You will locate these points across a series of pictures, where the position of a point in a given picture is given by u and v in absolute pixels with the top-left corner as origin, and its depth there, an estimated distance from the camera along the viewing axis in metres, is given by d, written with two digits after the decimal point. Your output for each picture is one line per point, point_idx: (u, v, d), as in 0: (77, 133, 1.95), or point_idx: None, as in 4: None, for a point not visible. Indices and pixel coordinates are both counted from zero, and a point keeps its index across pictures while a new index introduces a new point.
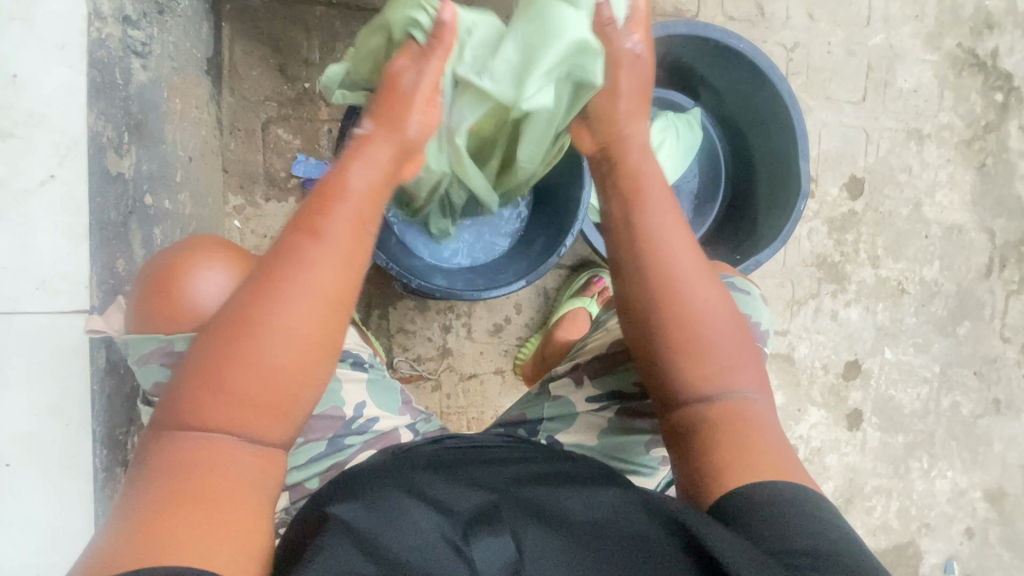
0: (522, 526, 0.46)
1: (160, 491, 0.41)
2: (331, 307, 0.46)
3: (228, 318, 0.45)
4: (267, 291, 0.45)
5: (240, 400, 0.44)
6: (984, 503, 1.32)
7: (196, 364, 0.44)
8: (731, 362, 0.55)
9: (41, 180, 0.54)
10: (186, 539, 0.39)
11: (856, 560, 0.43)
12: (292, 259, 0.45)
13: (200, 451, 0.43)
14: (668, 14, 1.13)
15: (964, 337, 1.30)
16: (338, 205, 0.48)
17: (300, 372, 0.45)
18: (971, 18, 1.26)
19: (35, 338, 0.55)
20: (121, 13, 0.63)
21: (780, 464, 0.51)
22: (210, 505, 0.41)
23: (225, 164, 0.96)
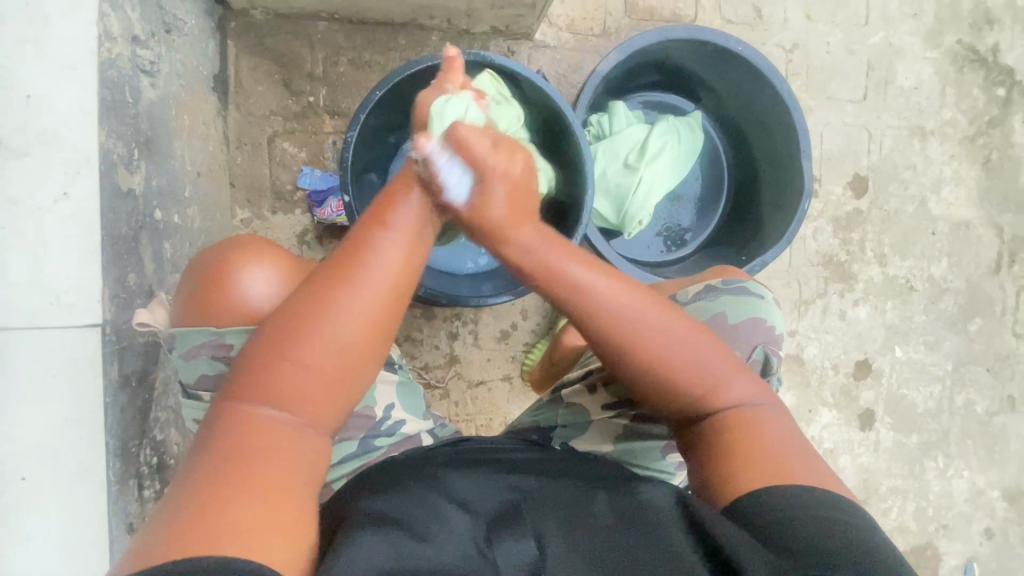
0: (544, 521, 0.46)
1: (214, 477, 0.43)
2: (385, 304, 0.50)
3: (286, 318, 0.49)
4: (324, 297, 0.49)
5: (294, 396, 0.47)
6: (1003, 502, 1.30)
7: (255, 359, 0.48)
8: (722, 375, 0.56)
9: (54, 198, 0.55)
10: (238, 520, 0.41)
11: (878, 554, 0.43)
12: (353, 262, 0.51)
13: (253, 439, 0.46)
14: (666, 19, 1.14)
15: (976, 334, 1.29)
16: (398, 225, 0.54)
17: (349, 374, 0.49)
18: (970, 15, 1.26)
19: (50, 352, 0.55)
20: (130, 32, 0.65)
21: (793, 466, 0.51)
22: (257, 489, 0.43)
23: (232, 178, 0.97)
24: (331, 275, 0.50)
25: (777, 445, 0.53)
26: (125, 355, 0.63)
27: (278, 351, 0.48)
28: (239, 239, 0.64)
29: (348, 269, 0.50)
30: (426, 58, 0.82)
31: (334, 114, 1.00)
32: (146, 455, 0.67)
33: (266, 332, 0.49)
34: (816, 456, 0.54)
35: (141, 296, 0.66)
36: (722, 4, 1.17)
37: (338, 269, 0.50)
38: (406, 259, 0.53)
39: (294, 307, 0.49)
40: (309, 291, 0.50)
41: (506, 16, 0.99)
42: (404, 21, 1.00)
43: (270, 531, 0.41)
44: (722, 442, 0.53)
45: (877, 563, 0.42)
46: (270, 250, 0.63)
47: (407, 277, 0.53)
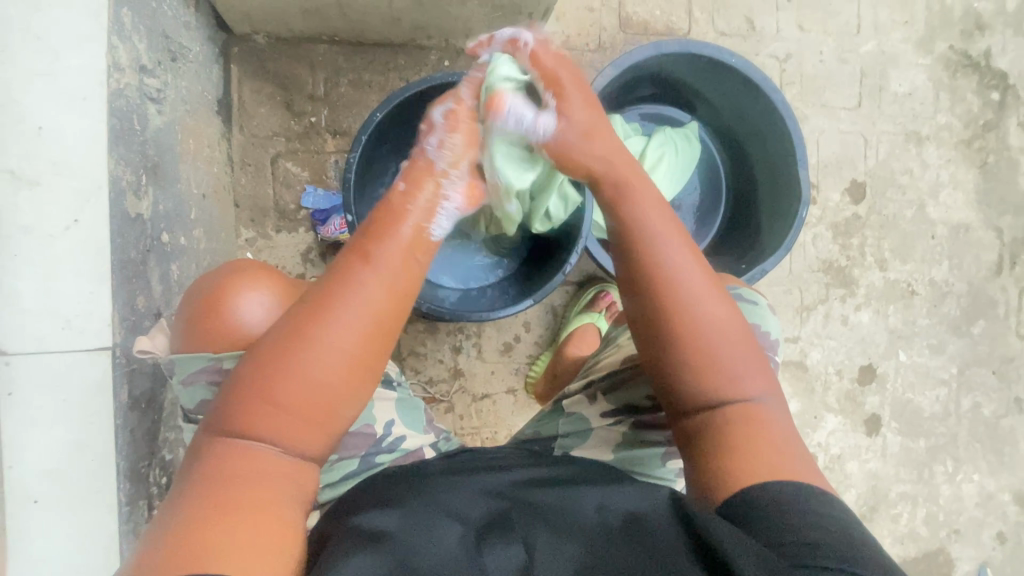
0: (534, 529, 0.47)
1: (201, 497, 0.45)
2: (372, 328, 0.51)
3: (269, 351, 0.50)
4: (306, 331, 0.49)
5: (278, 425, 0.48)
6: (1014, 506, 1.29)
7: (239, 389, 0.49)
8: (741, 372, 0.56)
9: (64, 225, 0.56)
10: (220, 547, 0.42)
11: (862, 546, 0.45)
12: (338, 288, 0.51)
13: (237, 465, 0.47)
14: (660, 33, 1.16)
15: (980, 336, 1.28)
16: (380, 260, 0.53)
17: (331, 403, 0.49)
18: (961, 21, 1.28)
19: (63, 376, 0.56)
20: (138, 62, 0.67)
21: (776, 462, 0.52)
22: (240, 516, 0.44)
23: (236, 199, 0.99)
24: (315, 305, 0.51)
25: (767, 442, 0.53)
26: (134, 377, 0.64)
27: (263, 377, 0.49)
28: (238, 265, 0.64)
29: (334, 295, 0.51)
30: (432, 78, 0.84)
31: (335, 134, 1.02)
32: (155, 476, 0.68)
33: (251, 362, 0.50)
34: (803, 449, 0.55)
35: (149, 318, 0.67)
36: (714, 17, 1.19)
37: (326, 295, 0.51)
38: (388, 291, 0.52)
39: (283, 333, 0.50)
40: (291, 325, 0.50)
41: None
42: (403, 42, 1.02)
43: (257, 554, 0.43)
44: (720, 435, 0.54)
45: (864, 554, 0.43)
46: (265, 274, 0.64)
47: (391, 309, 0.52)
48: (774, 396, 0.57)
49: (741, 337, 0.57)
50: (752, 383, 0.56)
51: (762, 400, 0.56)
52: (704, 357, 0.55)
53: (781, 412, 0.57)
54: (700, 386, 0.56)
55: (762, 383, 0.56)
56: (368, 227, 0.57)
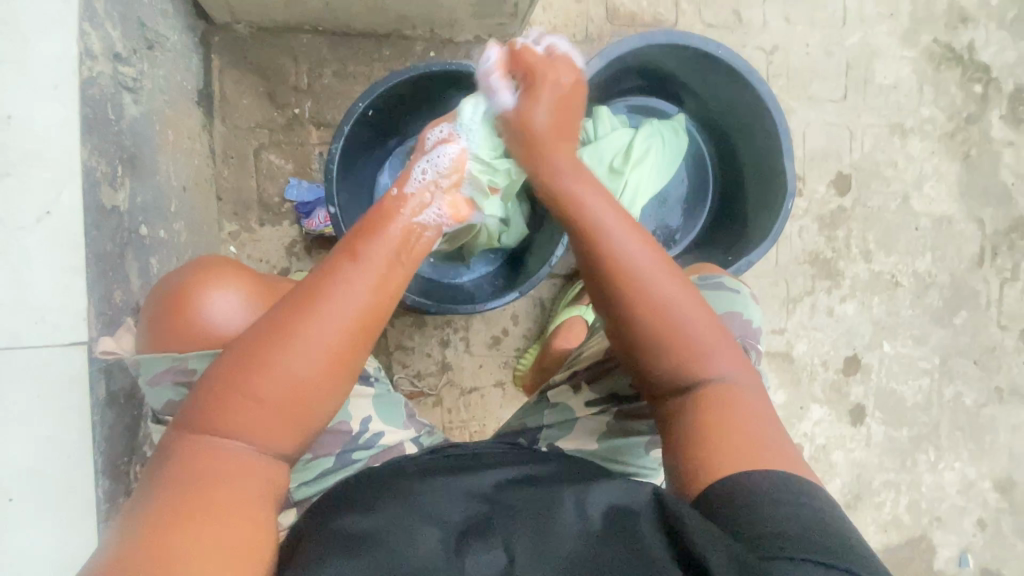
0: (515, 534, 0.47)
1: (170, 495, 0.44)
2: (356, 328, 0.50)
3: (247, 348, 0.48)
4: (288, 330, 0.48)
5: (255, 425, 0.47)
6: (994, 492, 1.31)
7: (214, 387, 0.48)
8: (715, 349, 0.57)
9: (37, 217, 0.55)
10: (190, 547, 0.42)
11: (838, 540, 0.44)
12: (323, 288, 0.50)
13: (206, 463, 0.46)
14: (647, 25, 1.15)
15: (962, 327, 1.30)
16: (366, 259, 0.53)
17: (311, 401, 0.49)
18: (945, 14, 1.29)
19: (35, 373, 0.55)
20: (112, 50, 0.65)
21: (744, 443, 0.52)
22: (209, 515, 0.44)
23: (218, 192, 0.98)
24: (299, 303, 0.50)
25: (748, 431, 0.53)
26: (112, 373, 0.63)
27: (242, 373, 0.48)
28: (206, 261, 0.63)
29: (319, 292, 0.50)
30: (410, 69, 0.83)
31: (319, 125, 1.00)
32: (136, 473, 0.66)
33: (228, 359, 0.49)
34: (777, 429, 0.55)
35: (126, 314, 0.65)
36: (702, 8, 1.19)
37: (312, 291, 0.50)
38: (374, 292, 0.52)
39: (265, 330, 0.49)
40: (271, 323, 0.49)
41: (489, 25, 1.00)
42: (388, 32, 1.01)
43: (226, 552, 0.42)
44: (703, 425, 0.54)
45: (840, 549, 0.43)
46: (234, 271, 0.63)
47: (377, 303, 0.52)
48: (748, 376, 0.58)
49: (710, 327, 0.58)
50: (722, 360, 0.57)
51: (743, 385, 0.57)
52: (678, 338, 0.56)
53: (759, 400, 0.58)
54: (682, 368, 0.57)
55: (729, 358, 0.57)
56: (357, 230, 0.57)
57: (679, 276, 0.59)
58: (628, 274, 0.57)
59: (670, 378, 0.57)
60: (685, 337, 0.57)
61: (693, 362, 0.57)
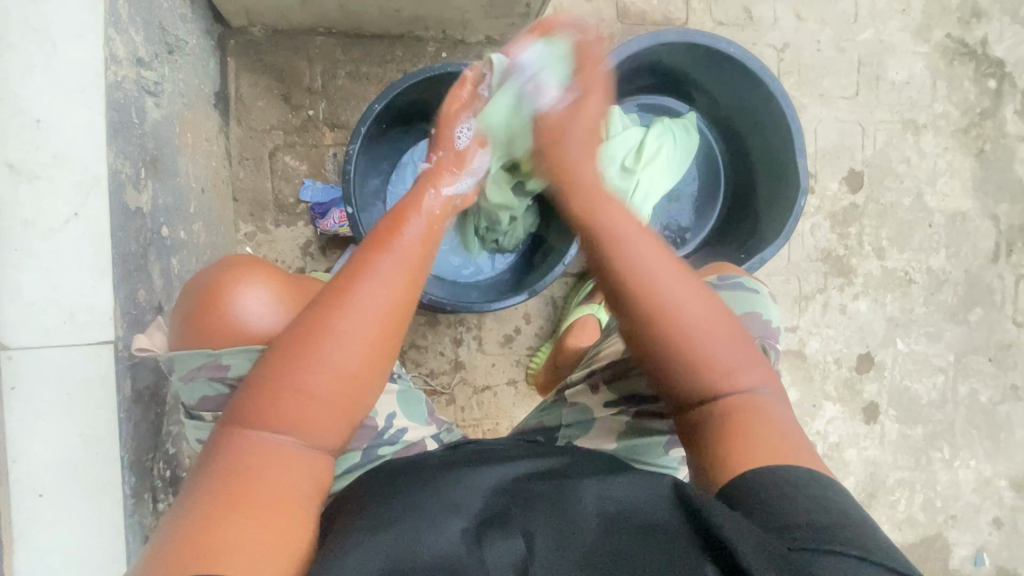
0: (533, 522, 0.47)
1: (219, 487, 0.45)
2: (392, 318, 0.52)
3: (289, 342, 0.50)
4: (327, 322, 0.50)
5: (300, 418, 0.49)
6: (1010, 491, 1.30)
7: (260, 381, 0.49)
8: (732, 365, 0.57)
9: (66, 218, 0.56)
10: (241, 536, 0.43)
11: (862, 528, 0.45)
12: (356, 278, 0.52)
13: (253, 456, 0.47)
14: (657, 23, 1.16)
15: (977, 324, 1.29)
16: (400, 251, 0.55)
17: (351, 392, 0.50)
18: (958, 8, 1.28)
19: (66, 370, 0.57)
20: (135, 55, 0.66)
21: (772, 446, 0.52)
22: (258, 506, 0.45)
23: (235, 193, 0.99)
24: (334, 295, 0.51)
25: (772, 430, 0.54)
26: (138, 371, 0.64)
27: (285, 365, 0.49)
28: (234, 259, 0.64)
29: (355, 282, 0.52)
30: (426, 70, 0.83)
31: (333, 127, 1.01)
32: (161, 469, 0.67)
33: (271, 353, 0.51)
34: (802, 436, 0.55)
35: (151, 312, 0.67)
36: (712, 6, 1.19)
37: (346, 283, 0.52)
38: (406, 283, 0.54)
39: (305, 323, 0.50)
40: (311, 317, 0.51)
41: (501, 25, 1.01)
42: (400, 34, 1.02)
43: (277, 538, 0.44)
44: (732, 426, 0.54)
45: (866, 537, 0.44)
46: (261, 268, 0.63)
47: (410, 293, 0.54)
48: (774, 388, 0.58)
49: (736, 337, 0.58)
50: (749, 373, 0.57)
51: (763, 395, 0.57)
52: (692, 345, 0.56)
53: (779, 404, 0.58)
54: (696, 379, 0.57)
55: (751, 374, 0.57)
56: (385, 222, 0.59)
57: (681, 264, 0.59)
58: (639, 275, 0.57)
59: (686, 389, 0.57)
60: (697, 339, 0.56)
61: (706, 369, 0.56)
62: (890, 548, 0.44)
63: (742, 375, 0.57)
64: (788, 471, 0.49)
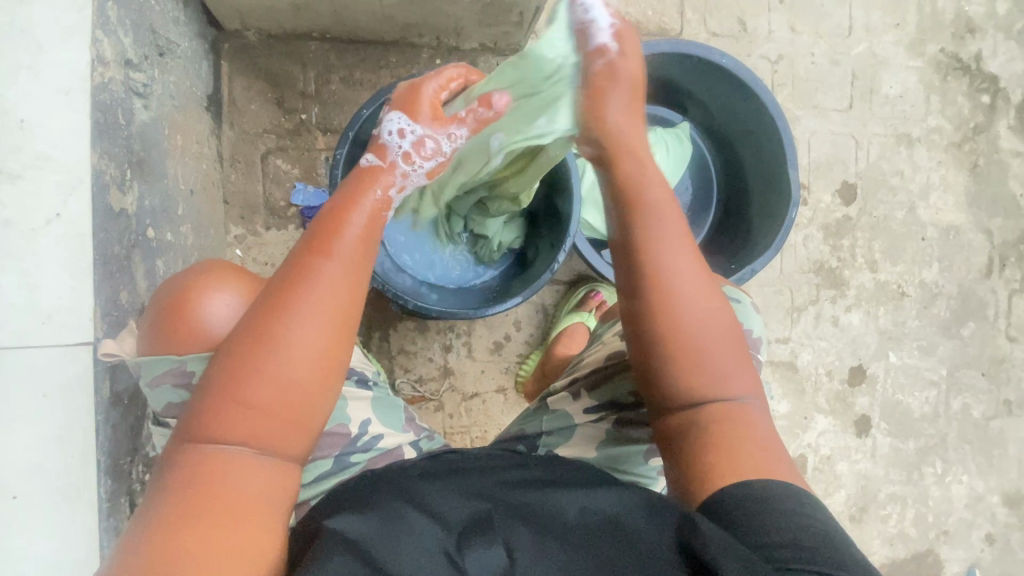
0: (515, 530, 0.47)
1: (174, 504, 0.45)
2: (335, 320, 0.51)
3: (233, 354, 0.49)
4: (268, 330, 0.49)
5: (249, 429, 0.47)
6: (1003, 507, 1.29)
7: (210, 394, 0.48)
8: (723, 372, 0.56)
9: (47, 219, 0.56)
10: (198, 553, 0.42)
11: (837, 544, 0.45)
12: (297, 281, 0.50)
13: (208, 471, 0.46)
14: (652, 34, 1.16)
15: (969, 338, 1.29)
16: (340, 250, 0.52)
17: (303, 400, 0.49)
18: (952, 24, 1.28)
19: (42, 371, 0.56)
20: (123, 56, 0.66)
21: (751, 461, 0.52)
22: (215, 521, 0.44)
23: (225, 196, 0.99)
24: (277, 300, 0.50)
25: (754, 441, 0.54)
26: (117, 373, 0.63)
27: (234, 376, 0.48)
28: (205, 265, 0.64)
29: (295, 285, 0.50)
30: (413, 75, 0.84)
31: (325, 131, 1.01)
32: (138, 472, 0.67)
33: (216, 366, 0.49)
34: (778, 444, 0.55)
35: (132, 313, 0.66)
36: (707, 18, 1.19)
37: (287, 285, 0.50)
38: (350, 286, 0.52)
39: (250, 332, 0.49)
40: (254, 328, 0.49)
41: (494, 33, 1.01)
42: (394, 40, 1.02)
43: (240, 548, 0.44)
44: (715, 433, 0.54)
45: (842, 554, 0.44)
46: (232, 275, 0.63)
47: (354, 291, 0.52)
48: (757, 397, 0.57)
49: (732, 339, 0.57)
50: (734, 381, 0.56)
51: (749, 404, 0.56)
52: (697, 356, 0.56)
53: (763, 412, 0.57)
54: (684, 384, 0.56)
55: (741, 382, 0.56)
56: (321, 217, 0.55)
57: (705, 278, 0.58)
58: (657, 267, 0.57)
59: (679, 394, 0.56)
60: (698, 348, 0.55)
61: (700, 375, 0.55)
62: (863, 561, 0.45)
63: (735, 384, 0.56)
64: (767, 487, 0.49)
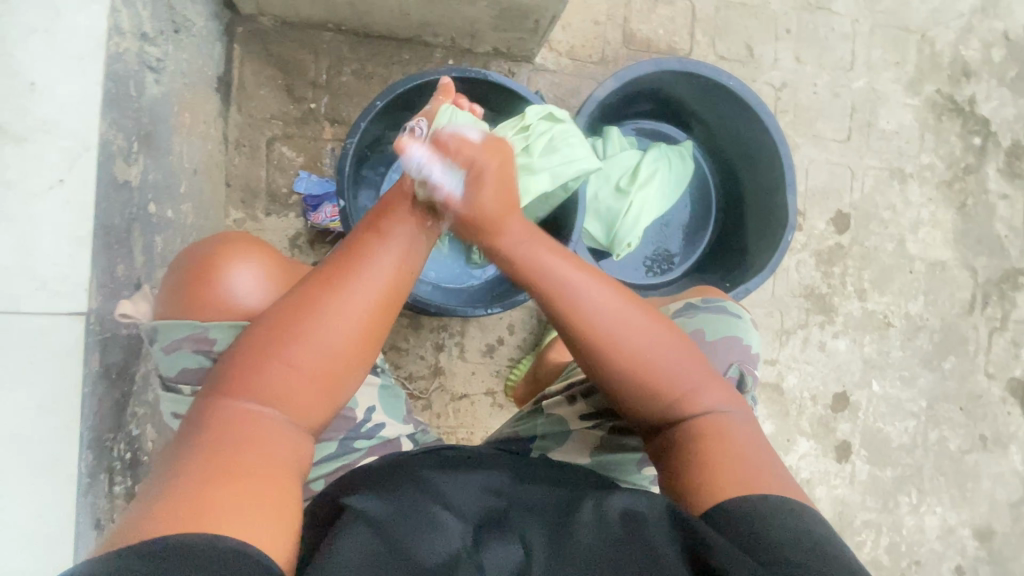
0: (529, 530, 0.48)
1: (202, 455, 0.44)
2: (384, 297, 0.54)
3: (279, 320, 0.50)
4: (319, 297, 0.51)
5: (285, 394, 0.48)
6: (973, 540, 1.32)
7: (251, 352, 0.49)
8: (697, 384, 0.58)
9: (49, 185, 0.55)
10: (227, 502, 0.41)
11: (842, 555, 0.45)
12: (355, 259, 0.54)
13: (241, 429, 0.46)
14: (661, 52, 1.18)
15: (950, 371, 1.32)
16: (394, 237, 0.57)
17: (340, 371, 0.51)
18: (949, 66, 1.33)
19: (31, 338, 0.54)
20: (139, 29, 0.66)
21: (746, 472, 0.52)
22: (246, 474, 0.44)
23: (227, 178, 0.98)
24: (331, 274, 0.53)
25: (758, 457, 0.54)
26: (107, 346, 0.62)
27: (280, 336, 0.49)
28: (227, 235, 0.64)
29: (352, 263, 0.54)
30: (432, 73, 0.84)
31: (334, 122, 1.01)
32: (120, 450, 0.66)
33: (261, 330, 0.50)
34: (778, 461, 0.56)
35: (129, 287, 0.65)
36: (716, 41, 1.22)
37: (343, 263, 0.54)
38: (397, 270, 0.55)
39: (301, 298, 0.51)
40: (305, 292, 0.52)
41: (508, 38, 1.02)
42: (409, 37, 1.03)
43: (268, 508, 0.42)
44: (717, 449, 0.54)
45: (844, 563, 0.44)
46: (258, 247, 0.63)
47: (401, 277, 0.56)
48: (742, 410, 0.59)
49: (694, 357, 0.60)
50: (707, 394, 0.58)
51: (732, 416, 0.58)
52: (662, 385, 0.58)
53: (754, 430, 0.58)
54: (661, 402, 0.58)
55: (717, 394, 0.58)
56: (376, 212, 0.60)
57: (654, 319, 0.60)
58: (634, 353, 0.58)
59: (650, 416, 0.59)
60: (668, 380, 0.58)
61: (663, 397, 0.58)
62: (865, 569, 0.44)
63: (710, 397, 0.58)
64: (779, 501, 0.49)
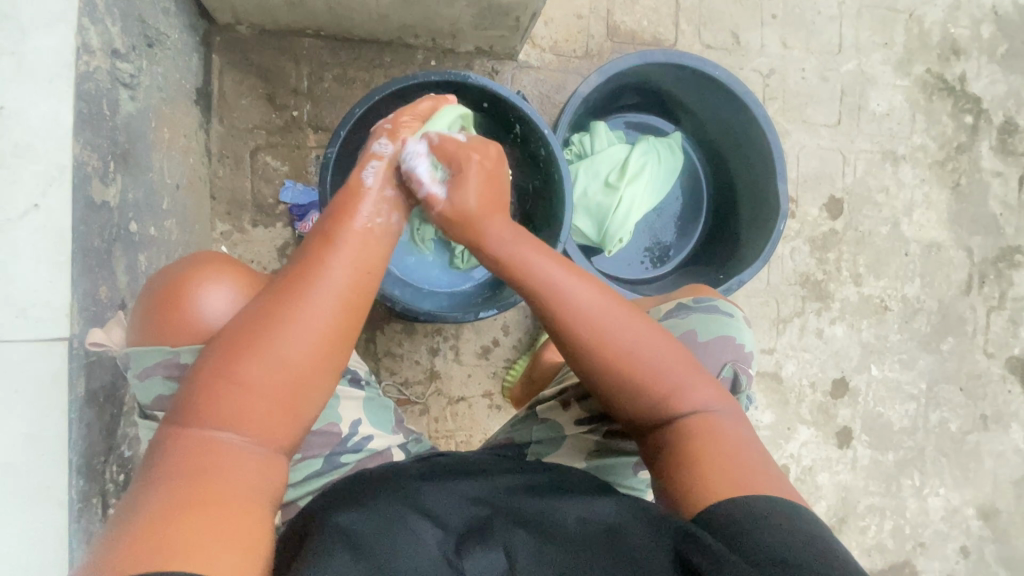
0: (514, 534, 0.47)
1: (168, 489, 0.43)
2: (342, 303, 0.53)
3: (235, 339, 0.50)
4: (275, 312, 0.50)
5: (246, 414, 0.48)
6: (978, 520, 1.32)
7: (207, 376, 0.48)
8: (681, 383, 0.58)
9: (25, 210, 0.55)
10: (188, 534, 0.40)
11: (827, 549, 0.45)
12: (312, 267, 0.54)
13: (206, 458, 0.46)
14: (647, 43, 1.17)
15: (949, 353, 1.31)
16: (348, 243, 0.56)
17: (300, 387, 0.50)
18: (938, 45, 1.31)
19: (15, 367, 0.54)
20: (110, 46, 0.65)
21: (737, 468, 0.52)
22: (215, 504, 0.43)
23: (212, 191, 0.97)
24: (287, 285, 0.52)
25: (744, 457, 0.54)
26: (93, 369, 0.61)
27: (234, 356, 0.49)
28: (201, 256, 0.63)
29: (308, 274, 0.53)
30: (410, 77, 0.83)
31: (317, 129, 1.00)
32: (112, 472, 0.65)
33: (219, 348, 0.50)
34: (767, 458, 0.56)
35: (112, 309, 0.64)
36: (701, 29, 1.21)
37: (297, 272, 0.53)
38: (356, 270, 0.55)
39: (255, 317, 0.50)
40: (264, 307, 0.51)
41: (490, 36, 1.01)
42: (390, 39, 1.01)
43: (227, 537, 0.41)
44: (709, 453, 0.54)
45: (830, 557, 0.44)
46: (230, 266, 0.62)
47: (361, 279, 0.55)
48: (726, 405, 0.59)
49: (681, 358, 0.60)
50: (699, 395, 0.58)
51: (720, 413, 0.58)
52: (653, 384, 0.58)
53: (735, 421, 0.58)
54: (655, 404, 0.58)
55: (704, 392, 0.58)
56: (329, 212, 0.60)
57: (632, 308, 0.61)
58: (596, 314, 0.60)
59: (642, 413, 0.59)
60: (651, 370, 0.58)
61: (657, 389, 0.58)
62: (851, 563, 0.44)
63: (696, 394, 0.58)
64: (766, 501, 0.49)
